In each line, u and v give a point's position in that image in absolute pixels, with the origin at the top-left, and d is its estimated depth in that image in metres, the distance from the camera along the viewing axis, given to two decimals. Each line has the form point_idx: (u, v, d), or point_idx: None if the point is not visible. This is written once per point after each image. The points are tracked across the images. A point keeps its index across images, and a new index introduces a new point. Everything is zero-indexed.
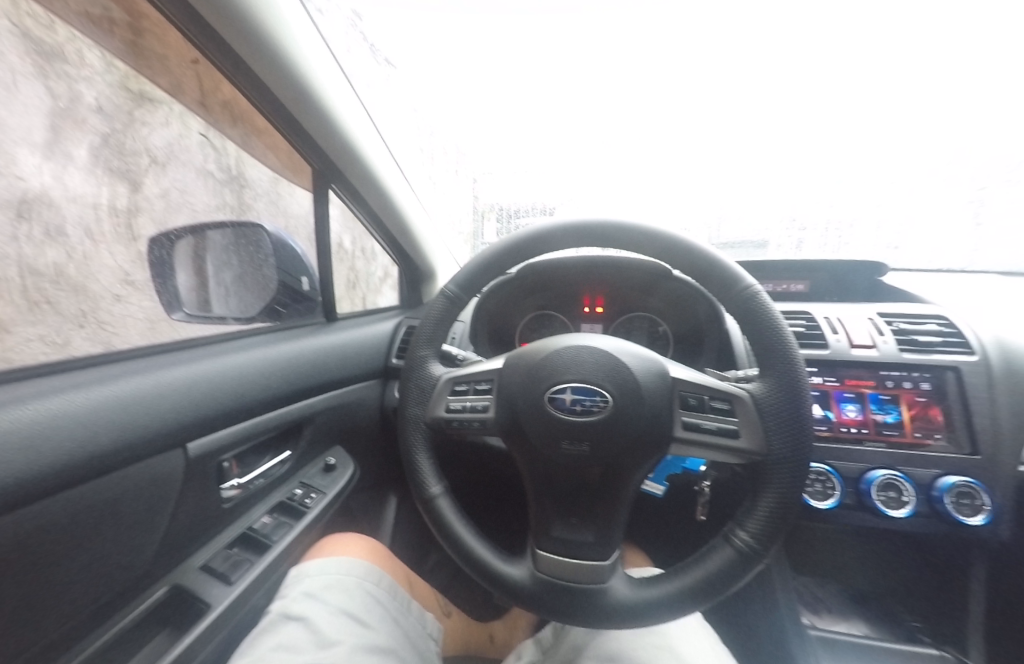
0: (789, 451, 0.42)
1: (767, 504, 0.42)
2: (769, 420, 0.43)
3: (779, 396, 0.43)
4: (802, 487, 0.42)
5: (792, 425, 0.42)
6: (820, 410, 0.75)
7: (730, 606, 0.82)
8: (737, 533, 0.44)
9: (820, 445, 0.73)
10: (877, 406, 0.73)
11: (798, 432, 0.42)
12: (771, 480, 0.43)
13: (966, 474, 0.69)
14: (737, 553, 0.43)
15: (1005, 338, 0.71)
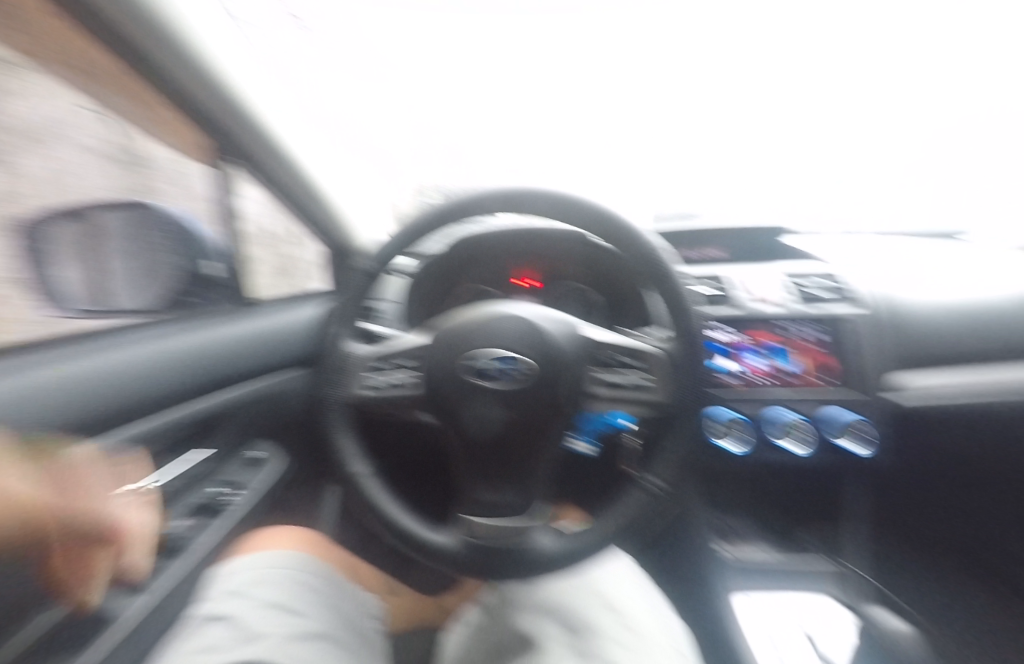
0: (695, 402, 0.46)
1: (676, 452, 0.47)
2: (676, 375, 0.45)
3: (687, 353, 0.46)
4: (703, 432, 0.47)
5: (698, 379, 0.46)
6: (736, 366, 0.79)
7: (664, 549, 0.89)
8: (653, 481, 0.48)
9: (735, 397, 0.79)
10: (780, 357, 0.79)
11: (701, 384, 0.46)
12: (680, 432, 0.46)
13: (853, 408, 0.79)
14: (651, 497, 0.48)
15: (883, 294, 0.83)
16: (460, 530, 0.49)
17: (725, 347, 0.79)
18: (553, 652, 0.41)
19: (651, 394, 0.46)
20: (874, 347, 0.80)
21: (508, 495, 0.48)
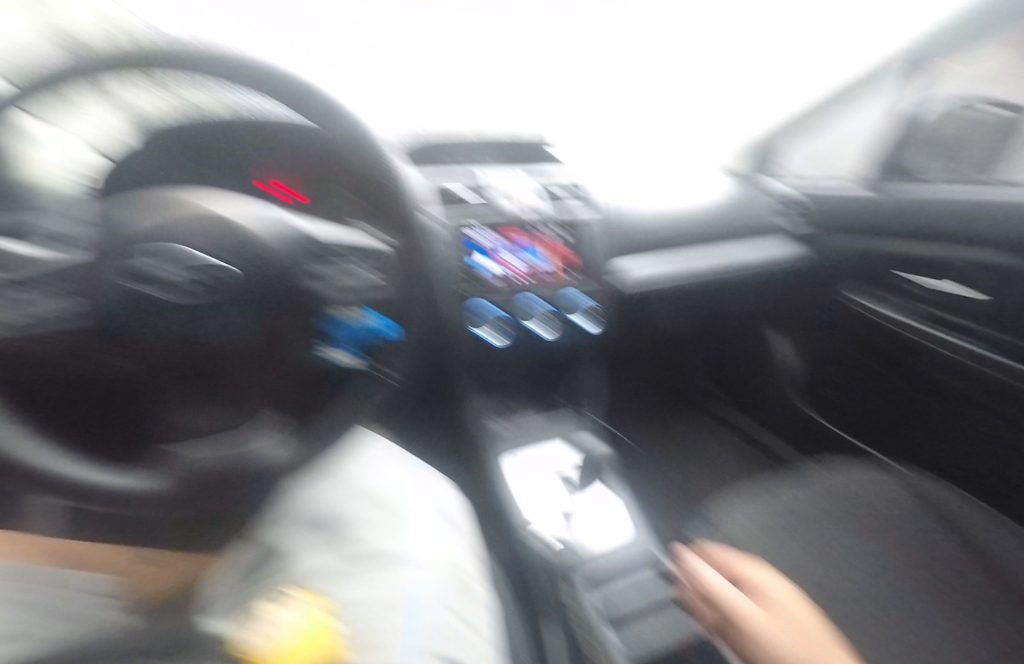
0: (421, 295, 0.51)
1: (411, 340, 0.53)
2: (399, 272, 0.50)
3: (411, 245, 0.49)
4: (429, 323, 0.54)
5: (423, 272, 0.50)
6: (497, 268, 0.76)
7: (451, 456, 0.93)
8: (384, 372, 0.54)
9: (497, 298, 0.77)
10: (534, 255, 0.80)
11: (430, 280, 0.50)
12: (411, 320, 0.52)
13: (585, 291, 0.87)
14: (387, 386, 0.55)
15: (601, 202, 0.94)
16: (172, 465, 0.49)
17: (482, 250, 0.75)
18: (306, 557, 0.49)
19: (381, 286, 0.49)
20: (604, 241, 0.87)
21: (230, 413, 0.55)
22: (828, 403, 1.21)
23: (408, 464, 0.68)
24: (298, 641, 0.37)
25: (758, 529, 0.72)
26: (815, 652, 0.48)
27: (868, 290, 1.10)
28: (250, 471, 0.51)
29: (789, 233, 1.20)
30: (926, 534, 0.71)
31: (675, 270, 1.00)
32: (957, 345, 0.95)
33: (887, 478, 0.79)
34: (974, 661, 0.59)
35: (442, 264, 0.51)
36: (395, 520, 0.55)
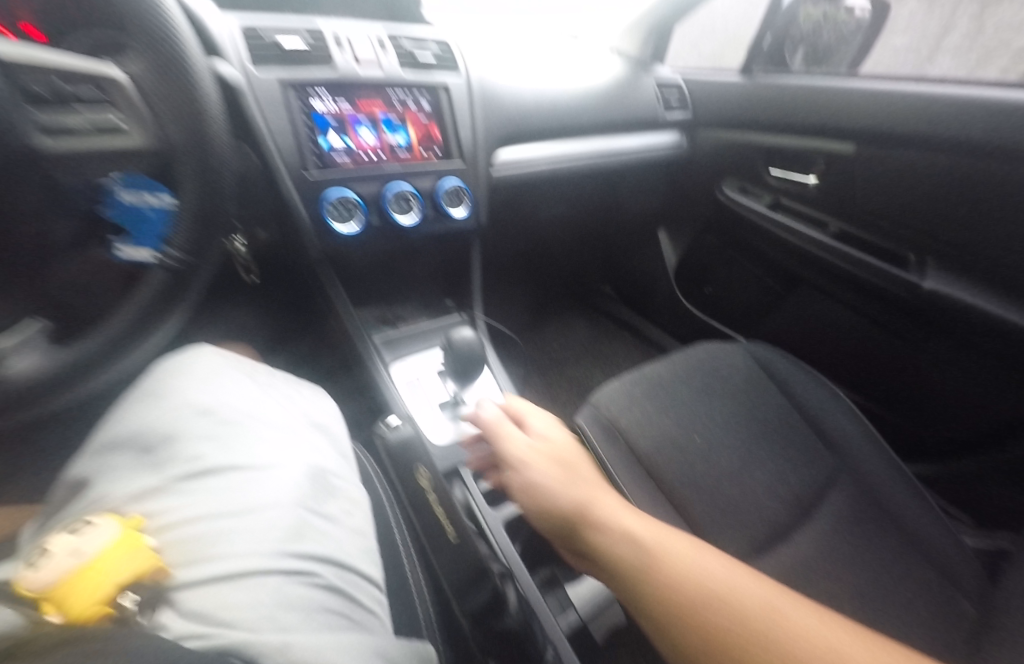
0: (189, 147, 0.47)
1: (186, 207, 0.48)
2: (168, 131, 0.46)
3: (159, 79, 0.45)
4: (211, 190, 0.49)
5: (186, 120, 0.46)
6: (339, 139, 0.64)
7: (331, 368, 0.87)
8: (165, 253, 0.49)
9: (342, 175, 0.65)
10: (388, 127, 0.68)
11: (198, 139, 0.47)
12: (183, 179, 0.47)
13: (459, 177, 0.75)
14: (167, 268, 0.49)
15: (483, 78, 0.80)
16: None
17: (318, 116, 0.62)
18: (123, 483, 0.44)
19: (129, 139, 0.45)
20: (474, 117, 0.75)
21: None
22: (704, 299, 1.27)
23: (257, 376, 0.62)
24: (116, 561, 0.34)
25: (629, 405, 0.75)
26: (579, 487, 0.49)
27: (739, 185, 1.11)
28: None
29: (679, 126, 1.12)
30: (765, 399, 0.79)
31: (555, 163, 0.93)
32: (797, 230, 1.00)
33: (735, 346, 0.86)
34: (773, 506, 0.66)
35: (213, 125, 0.48)
36: (226, 428, 0.51)
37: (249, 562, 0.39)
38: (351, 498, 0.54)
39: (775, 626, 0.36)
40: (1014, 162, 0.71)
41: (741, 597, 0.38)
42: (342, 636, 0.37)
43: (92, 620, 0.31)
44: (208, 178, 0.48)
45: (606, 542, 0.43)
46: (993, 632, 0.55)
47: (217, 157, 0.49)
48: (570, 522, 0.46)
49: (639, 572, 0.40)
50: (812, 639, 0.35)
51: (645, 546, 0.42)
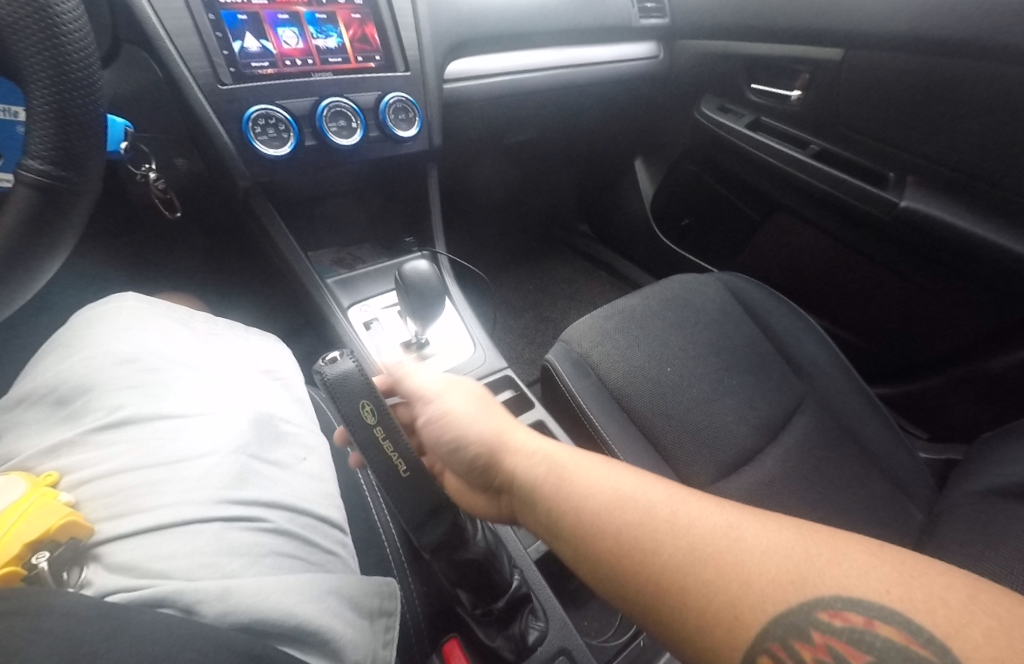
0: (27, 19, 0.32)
1: (37, 106, 0.34)
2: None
3: None
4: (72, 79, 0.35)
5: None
6: (256, 43, 0.56)
7: (286, 312, 0.82)
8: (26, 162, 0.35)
9: (265, 86, 0.57)
10: (315, 28, 0.59)
11: (43, 14, 0.32)
12: (29, 68, 0.33)
13: (405, 91, 0.67)
14: (31, 188, 0.35)
15: None
16: None
17: (227, 14, 0.54)
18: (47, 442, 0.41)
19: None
20: (417, 17, 0.66)
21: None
22: (681, 231, 1.22)
23: (190, 322, 0.57)
24: (19, 518, 0.31)
25: (599, 339, 0.73)
26: (484, 417, 0.47)
27: (718, 104, 1.03)
28: None
29: (655, 35, 1.01)
30: (736, 328, 0.77)
31: (515, 77, 0.86)
32: (775, 149, 0.92)
33: (710, 277, 0.83)
34: (741, 435, 0.66)
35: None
36: (150, 375, 0.47)
37: (182, 512, 0.37)
38: (305, 443, 0.51)
39: (668, 519, 0.34)
40: (999, 63, 0.67)
41: (644, 499, 0.36)
42: (292, 578, 0.36)
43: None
44: (67, 69, 0.34)
45: (511, 471, 0.43)
46: (941, 536, 0.57)
47: (80, 42, 0.34)
48: (479, 460, 0.45)
49: (544, 497, 0.40)
50: (706, 523, 0.33)
51: (551, 469, 0.41)
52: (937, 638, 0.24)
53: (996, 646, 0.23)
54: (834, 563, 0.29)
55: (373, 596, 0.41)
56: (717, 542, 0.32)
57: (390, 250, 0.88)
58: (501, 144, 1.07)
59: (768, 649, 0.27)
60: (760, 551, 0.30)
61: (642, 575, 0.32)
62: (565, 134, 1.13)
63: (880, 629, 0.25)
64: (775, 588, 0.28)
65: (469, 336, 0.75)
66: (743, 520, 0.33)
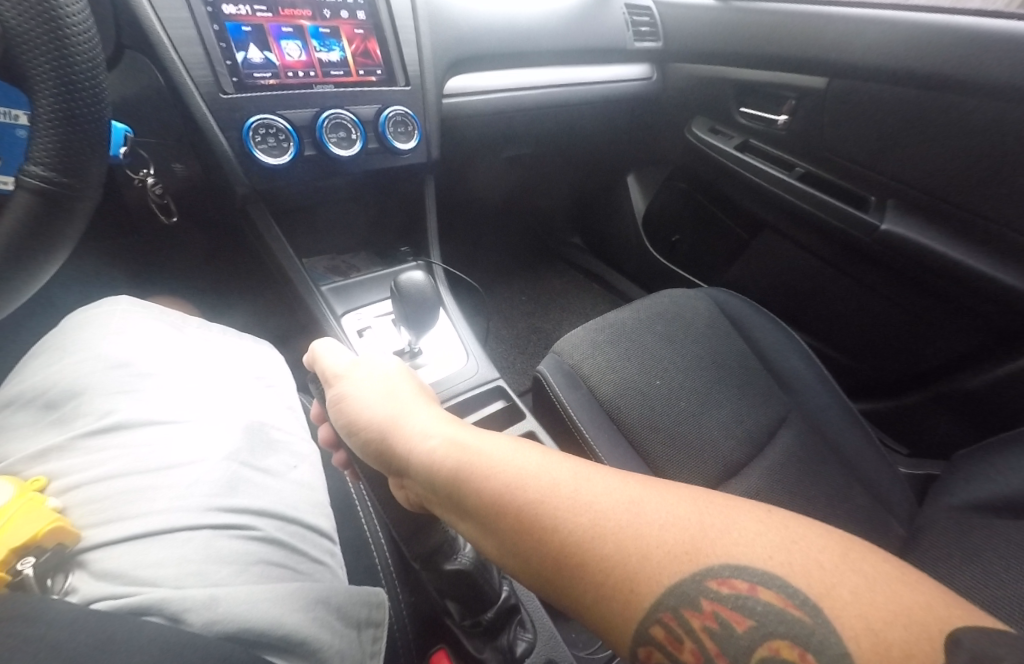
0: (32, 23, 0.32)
1: (41, 114, 0.34)
2: (5, 11, 0.31)
3: None
4: (77, 89, 0.35)
5: None
6: (260, 55, 0.57)
7: (278, 317, 0.82)
8: (30, 170, 0.35)
9: (266, 97, 0.58)
10: (318, 41, 0.60)
11: (54, 27, 0.33)
12: (34, 77, 0.33)
13: (405, 104, 0.68)
14: (34, 193, 0.35)
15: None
16: None
17: (232, 25, 0.55)
18: (39, 446, 0.41)
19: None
20: (418, 33, 0.67)
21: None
22: (671, 246, 1.24)
23: (184, 327, 0.57)
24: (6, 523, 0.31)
25: (590, 351, 0.73)
26: (393, 402, 0.44)
27: (708, 125, 1.06)
28: None
29: (649, 57, 1.04)
30: (723, 344, 0.79)
31: (513, 94, 0.88)
32: (764, 171, 0.94)
33: (698, 292, 0.85)
34: (728, 449, 0.67)
35: (74, 3, 0.33)
36: (142, 382, 0.47)
37: (171, 519, 0.36)
38: (296, 451, 0.51)
39: (569, 495, 0.31)
40: (969, 95, 0.71)
41: (548, 475, 0.34)
42: (281, 588, 0.35)
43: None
44: (73, 79, 0.34)
45: (414, 450, 0.39)
46: (920, 550, 0.59)
47: (86, 54, 0.35)
48: (380, 439, 0.42)
49: (446, 477, 0.37)
50: (607, 498, 0.31)
51: (454, 446, 0.38)
52: (812, 599, 0.24)
53: (863, 610, 0.23)
54: (727, 533, 0.27)
55: (361, 606, 0.41)
56: (616, 517, 0.29)
57: (384, 259, 0.88)
58: (497, 158, 1.08)
59: (660, 619, 0.26)
60: (659, 523, 0.29)
61: (542, 554, 0.30)
62: (561, 150, 1.15)
63: (762, 594, 0.25)
64: (671, 560, 0.27)
65: (463, 346, 0.76)
66: (643, 494, 0.31)
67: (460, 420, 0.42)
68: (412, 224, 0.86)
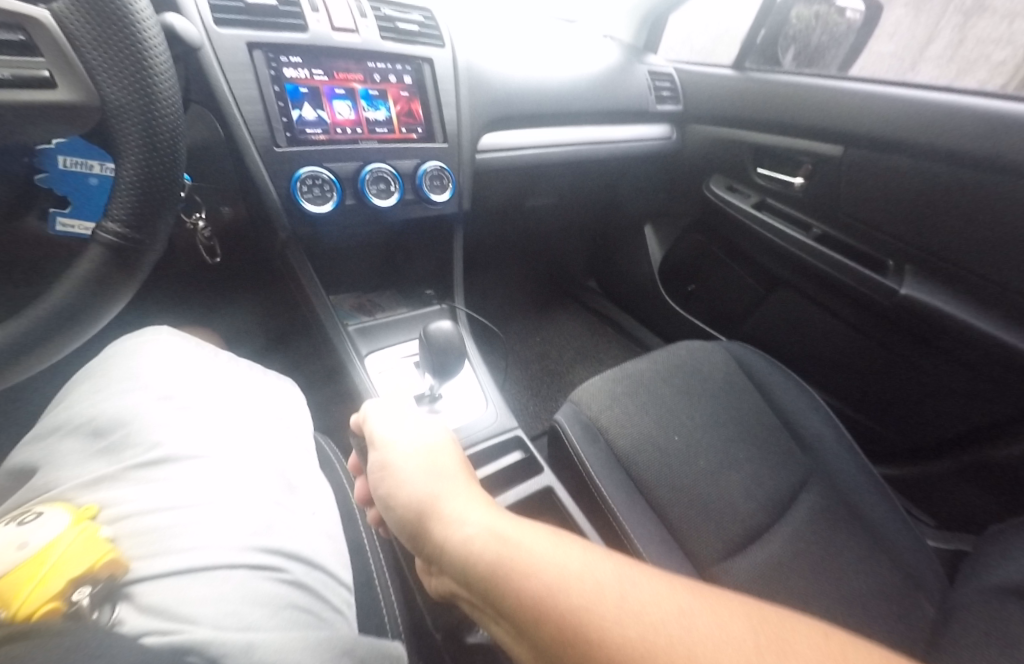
0: (129, 99, 0.35)
1: (124, 175, 0.37)
2: (107, 85, 0.34)
3: (89, 22, 0.32)
4: (161, 155, 0.38)
5: (128, 62, 0.34)
6: (313, 113, 0.61)
7: (302, 351, 0.84)
8: (106, 223, 0.37)
9: (315, 150, 0.62)
10: (366, 102, 0.65)
11: (145, 95, 0.36)
12: (124, 137, 0.36)
13: (441, 159, 0.71)
14: (104, 246, 0.37)
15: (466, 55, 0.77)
16: None
17: (291, 87, 0.59)
18: (88, 470, 0.43)
19: (59, 94, 0.33)
20: (458, 96, 0.72)
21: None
22: (687, 296, 1.25)
23: (218, 358, 0.59)
24: (65, 556, 0.33)
25: (609, 403, 0.73)
26: (431, 477, 0.43)
27: (726, 183, 1.09)
28: None
29: (669, 119, 1.09)
30: (742, 401, 0.78)
31: (542, 150, 0.92)
32: (781, 230, 0.97)
33: (716, 346, 0.86)
34: (748, 510, 0.66)
35: (168, 80, 0.37)
36: (184, 414, 0.48)
37: (212, 557, 0.36)
38: (317, 495, 0.51)
39: (618, 601, 0.30)
40: (985, 173, 0.73)
41: (593, 578, 0.32)
42: (312, 640, 0.35)
43: (39, 615, 0.29)
44: (157, 139, 0.37)
45: (450, 538, 0.37)
46: (952, 634, 0.56)
47: (170, 116, 0.38)
48: (413, 518, 0.41)
49: (483, 575, 0.34)
50: (657, 609, 0.30)
51: (490, 537, 0.36)
52: None
53: None
54: (776, 655, 0.27)
55: (381, 659, 0.39)
56: (668, 632, 0.28)
57: (407, 300, 0.90)
58: (521, 207, 1.12)
59: None
60: (712, 645, 0.28)
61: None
62: (581, 200, 1.20)
63: None
64: None
65: (483, 394, 0.77)
66: (690, 605, 0.30)
67: (497, 508, 0.41)
68: (434, 267, 0.88)
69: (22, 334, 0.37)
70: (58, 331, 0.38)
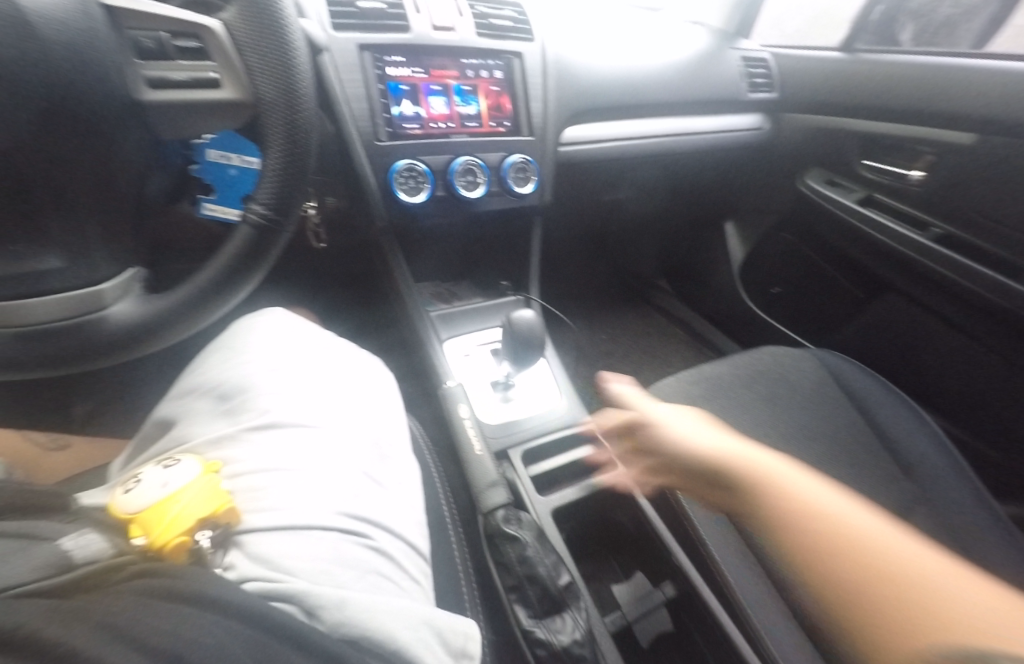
0: (277, 95, 0.42)
1: (270, 163, 0.44)
2: (261, 84, 0.41)
3: (252, 32, 0.40)
4: (299, 145, 0.44)
5: (278, 66, 0.42)
6: (411, 109, 0.65)
7: (386, 334, 0.89)
8: (252, 203, 0.44)
9: (412, 144, 0.65)
10: (459, 98, 0.67)
11: (289, 91, 0.43)
12: (271, 131, 0.43)
13: (527, 152, 0.73)
14: (254, 225, 0.45)
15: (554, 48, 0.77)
16: None
17: (393, 84, 0.63)
18: (209, 429, 0.49)
19: (221, 91, 0.40)
20: (546, 89, 0.72)
21: (49, 257, 0.42)
22: (770, 299, 1.18)
23: (319, 335, 0.65)
24: (195, 500, 0.38)
25: (685, 404, 0.72)
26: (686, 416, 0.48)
27: (825, 176, 1.01)
28: (93, 343, 0.43)
29: (763, 107, 1.04)
30: (834, 412, 0.73)
31: (625, 142, 0.90)
32: (889, 228, 0.89)
33: (805, 351, 0.81)
34: None
35: (307, 83, 0.44)
36: (291, 384, 0.54)
37: (309, 517, 0.41)
38: (402, 468, 0.55)
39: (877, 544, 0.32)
40: None
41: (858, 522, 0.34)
42: (395, 603, 0.37)
43: (171, 547, 0.35)
44: (297, 135, 0.44)
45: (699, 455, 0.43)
46: None
47: (307, 112, 0.44)
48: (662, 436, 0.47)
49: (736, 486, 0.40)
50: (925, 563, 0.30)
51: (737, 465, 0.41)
52: None
53: None
54: None
55: (461, 635, 0.40)
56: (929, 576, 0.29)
57: (484, 291, 0.93)
58: (599, 201, 1.11)
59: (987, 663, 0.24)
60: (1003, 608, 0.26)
61: (818, 563, 0.32)
62: (662, 192, 1.16)
63: None
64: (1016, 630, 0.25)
65: (556, 385, 0.77)
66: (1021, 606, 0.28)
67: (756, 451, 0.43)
68: (511, 258, 0.90)
69: (168, 308, 0.45)
70: (206, 302, 0.46)
